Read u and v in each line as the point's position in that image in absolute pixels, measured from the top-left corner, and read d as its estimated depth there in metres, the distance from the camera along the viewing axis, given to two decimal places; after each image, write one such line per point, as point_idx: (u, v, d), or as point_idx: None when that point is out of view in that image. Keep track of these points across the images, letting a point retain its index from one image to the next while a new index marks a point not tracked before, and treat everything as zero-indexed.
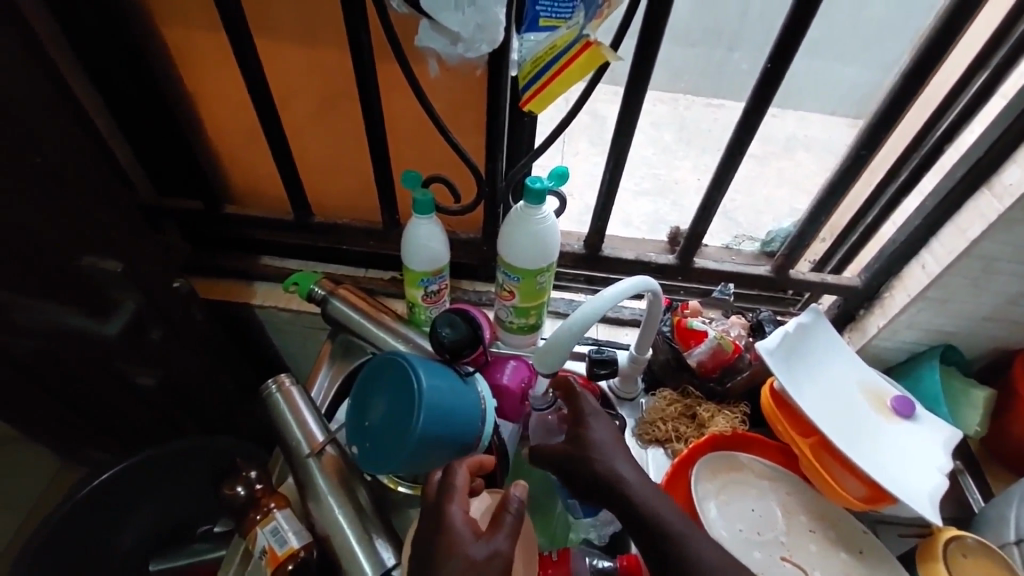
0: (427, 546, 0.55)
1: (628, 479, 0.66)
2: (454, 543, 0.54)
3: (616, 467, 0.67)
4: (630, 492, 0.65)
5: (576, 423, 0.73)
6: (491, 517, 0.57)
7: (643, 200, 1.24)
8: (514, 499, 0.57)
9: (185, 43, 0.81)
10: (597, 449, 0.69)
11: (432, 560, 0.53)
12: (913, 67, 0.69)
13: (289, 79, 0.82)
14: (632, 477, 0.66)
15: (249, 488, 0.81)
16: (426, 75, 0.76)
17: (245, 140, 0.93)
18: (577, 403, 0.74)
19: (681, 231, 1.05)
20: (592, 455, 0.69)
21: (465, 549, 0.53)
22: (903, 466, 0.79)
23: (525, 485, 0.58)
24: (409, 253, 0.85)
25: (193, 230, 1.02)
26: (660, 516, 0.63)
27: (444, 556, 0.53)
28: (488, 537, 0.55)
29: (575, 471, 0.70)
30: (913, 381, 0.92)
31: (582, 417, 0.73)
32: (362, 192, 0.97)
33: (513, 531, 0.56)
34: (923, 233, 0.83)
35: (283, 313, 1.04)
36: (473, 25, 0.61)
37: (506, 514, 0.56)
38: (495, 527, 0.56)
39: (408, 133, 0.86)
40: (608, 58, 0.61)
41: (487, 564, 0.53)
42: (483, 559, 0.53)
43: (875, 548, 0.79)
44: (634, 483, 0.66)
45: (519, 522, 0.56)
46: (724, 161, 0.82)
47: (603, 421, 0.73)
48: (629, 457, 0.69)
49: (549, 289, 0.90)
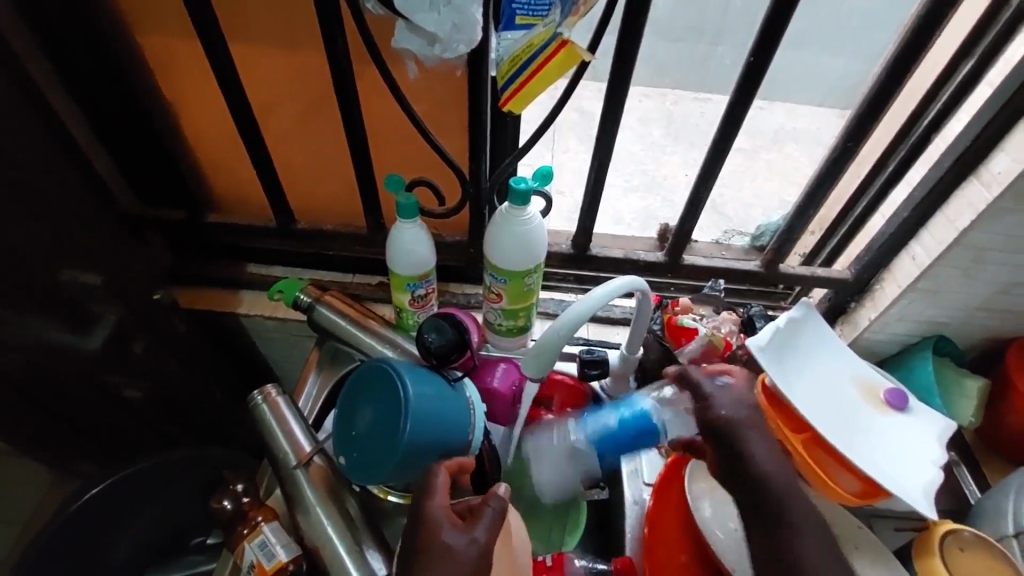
0: (409, 535, 0.55)
1: (757, 458, 0.62)
2: (431, 530, 0.54)
3: (745, 445, 0.62)
4: (765, 478, 0.60)
5: (699, 400, 0.66)
6: (472, 512, 0.56)
7: (633, 197, 1.23)
8: (495, 492, 0.56)
9: (159, 50, 0.79)
10: (731, 427, 0.63)
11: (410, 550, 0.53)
12: (898, 58, 0.69)
13: (267, 84, 0.80)
14: (764, 456, 0.62)
15: (236, 501, 0.79)
16: (405, 78, 0.75)
17: (225, 149, 0.92)
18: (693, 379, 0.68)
19: (670, 227, 1.05)
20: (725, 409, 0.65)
21: (443, 536, 0.53)
22: (898, 461, 0.78)
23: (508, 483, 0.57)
24: (394, 257, 0.84)
25: (176, 239, 1.00)
26: (784, 503, 0.59)
27: (423, 546, 0.53)
28: (467, 528, 0.54)
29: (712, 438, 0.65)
30: (905, 372, 0.92)
31: (707, 394, 0.66)
32: (345, 196, 0.95)
33: (492, 523, 0.54)
34: (912, 225, 0.82)
35: (270, 321, 1.02)
36: (450, 25, 0.59)
37: (485, 508, 0.55)
38: (474, 519, 0.55)
39: (389, 136, 0.84)
40: (585, 56, 0.60)
41: (462, 551, 0.52)
42: (462, 550, 0.52)
43: (870, 544, 0.78)
44: (766, 462, 0.61)
45: (498, 513, 0.55)
46: (710, 157, 0.81)
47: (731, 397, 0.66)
48: (763, 436, 0.64)
49: (537, 290, 0.89)
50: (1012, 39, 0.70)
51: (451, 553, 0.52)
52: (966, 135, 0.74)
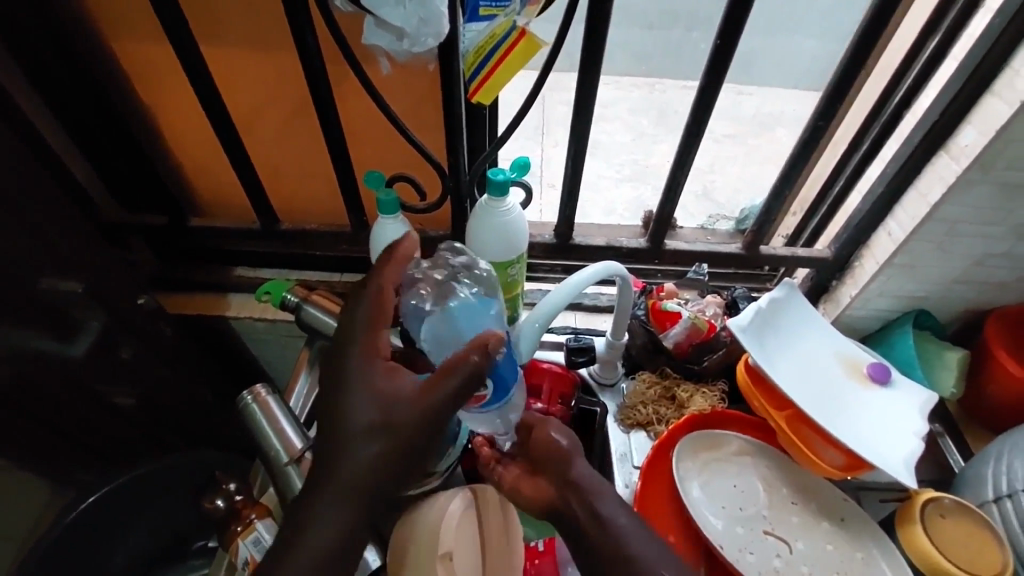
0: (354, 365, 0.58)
1: (583, 479, 0.62)
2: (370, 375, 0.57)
3: (573, 466, 0.63)
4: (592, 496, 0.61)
5: (536, 431, 0.68)
6: (438, 370, 0.56)
7: (625, 187, 1.25)
8: (469, 359, 0.56)
9: (132, 58, 0.80)
10: (558, 459, 0.64)
11: (354, 371, 0.58)
12: (861, 36, 0.69)
13: (242, 86, 0.80)
14: (590, 476, 0.63)
15: (228, 501, 0.79)
16: (378, 74, 0.76)
17: (206, 154, 0.93)
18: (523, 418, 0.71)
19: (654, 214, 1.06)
20: (548, 446, 0.66)
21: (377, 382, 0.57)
22: (880, 434, 0.79)
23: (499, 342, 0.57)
24: (379, 252, 0.85)
25: (164, 245, 1.01)
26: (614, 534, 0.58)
27: (374, 386, 0.57)
28: (428, 388, 0.56)
29: (545, 464, 0.66)
30: (887, 347, 0.93)
31: (543, 423, 0.67)
32: (328, 196, 0.96)
33: (453, 387, 0.56)
34: (886, 201, 0.83)
35: (260, 322, 1.03)
36: (416, 19, 0.60)
37: (453, 372, 0.56)
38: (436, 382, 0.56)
39: (367, 133, 0.85)
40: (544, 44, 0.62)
41: (401, 408, 0.56)
42: (398, 408, 0.56)
43: (857, 516, 0.79)
44: (592, 482, 0.62)
45: (467, 384, 0.55)
46: (684, 143, 0.82)
47: (563, 432, 0.68)
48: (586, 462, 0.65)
49: (522, 280, 0.90)
50: (974, 13, 0.71)
51: (382, 408, 0.56)
52: (933, 109, 0.74)
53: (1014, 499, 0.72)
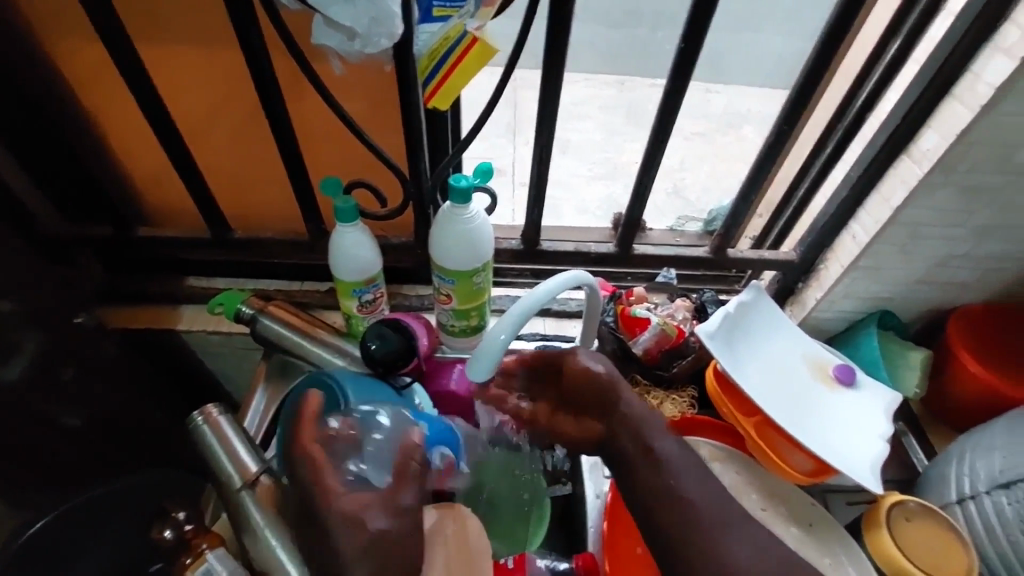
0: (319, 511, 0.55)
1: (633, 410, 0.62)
2: (333, 494, 0.55)
3: (622, 396, 0.63)
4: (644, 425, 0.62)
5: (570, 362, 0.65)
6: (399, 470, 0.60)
7: (597, 185, 1.23)
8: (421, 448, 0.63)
9: (60, 56, 0.74)
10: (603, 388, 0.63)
11: (333, 501, 0.54)
12: (826, 39, 0.68)
13: (185, 88, 0.76)
14: (637, 407, 0.63)
15: (177, 531, 0.78)
16: (331, 76, 0.72)
17: (149, 159, 0.87)
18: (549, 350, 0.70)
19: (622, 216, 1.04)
20: (590, 381, 0.64)
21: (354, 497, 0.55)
22: (845, 438, 0.79)
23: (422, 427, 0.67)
24: (337, 264, 0.83)
25: (108, 255, 0.95)
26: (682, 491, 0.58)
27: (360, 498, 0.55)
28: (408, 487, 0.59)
29: (585, 396, 0.65)
30: (852, 349, 0.94)
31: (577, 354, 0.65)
32: (283, 202, 0.91)
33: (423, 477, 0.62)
34: (851, 204, 0.83)
35: (214, 336, 0.98)
36: (367, 19, 0.57)
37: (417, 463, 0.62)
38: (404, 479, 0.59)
39: (321, 139, 0.81)
40: (497, 49, 0.60)
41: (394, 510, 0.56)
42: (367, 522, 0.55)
43: (824, 520, 0.79)
44: (641, 413, 0.62)
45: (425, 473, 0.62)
46: (651, 146, 0.80)
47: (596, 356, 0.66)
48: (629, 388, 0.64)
49: (488, 288, 0.88)
50: (934, 17, 0.71)
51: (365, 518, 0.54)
52: (895, 113, 0.74)
53: (977, 501, 0.73)
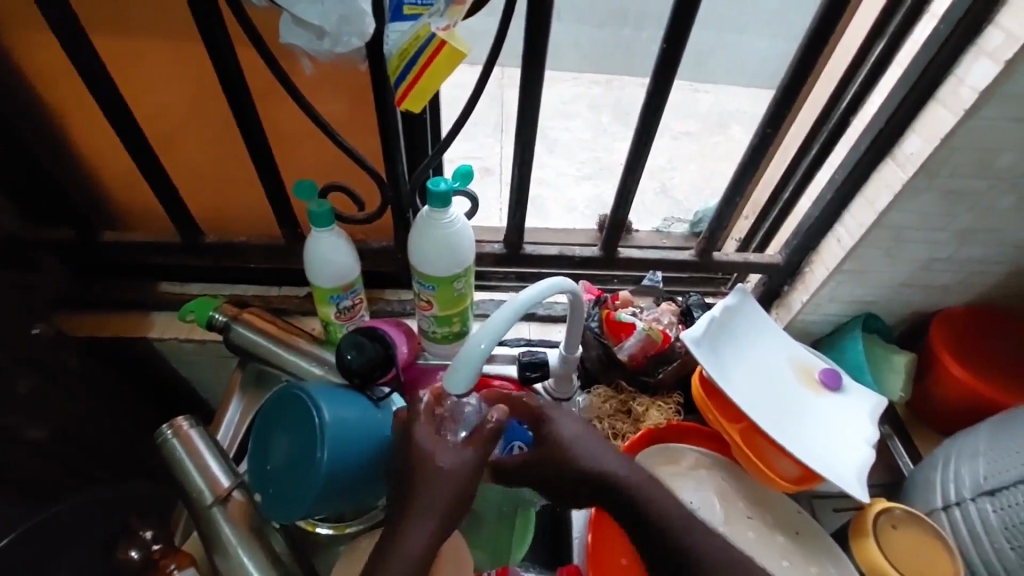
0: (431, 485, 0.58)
1: (618, 472, 0.62)
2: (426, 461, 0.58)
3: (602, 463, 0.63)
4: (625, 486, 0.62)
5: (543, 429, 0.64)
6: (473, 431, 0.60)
7: (584, 184, 1.21)
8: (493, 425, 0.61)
9: (17, 54, 0.70)
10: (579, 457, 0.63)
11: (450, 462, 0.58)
12: (808, 42, 0.67)
13: (150, 87, 0.72)
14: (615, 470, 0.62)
15: (144, 551, 0.79)
16: (303, 76, 0.69)
17: (115, 161, 0.84)
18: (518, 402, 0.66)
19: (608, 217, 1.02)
20: (560, 455, 0.63)
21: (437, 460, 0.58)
22: (830, 444, 0.79)
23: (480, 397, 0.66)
24: (313, 269, 0.81)
25: (75, 261, 0.91)
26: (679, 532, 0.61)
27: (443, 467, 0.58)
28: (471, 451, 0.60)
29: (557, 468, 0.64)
30: (838, 353, 0.93)
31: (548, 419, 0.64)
32: (257, 205, 0.88)
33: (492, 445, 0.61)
34: (835, 207, 0.82)
35: (187, 343, 0.95)
36: (336, 17, 0.55)
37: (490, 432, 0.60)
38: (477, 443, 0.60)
39: (294, 140, 0.78)
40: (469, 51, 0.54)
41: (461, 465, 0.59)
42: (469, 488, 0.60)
43: (810, 528, 0.79)
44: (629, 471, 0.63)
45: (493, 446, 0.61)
46: (634, 149, 0.78)
47: (567, 415, 0.65)
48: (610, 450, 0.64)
49: (471, 294, 0.86)
50: (919, 19, 0.70)
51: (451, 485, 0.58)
52: (879, 116, 0.74)
53: (962, 507, 0.73)
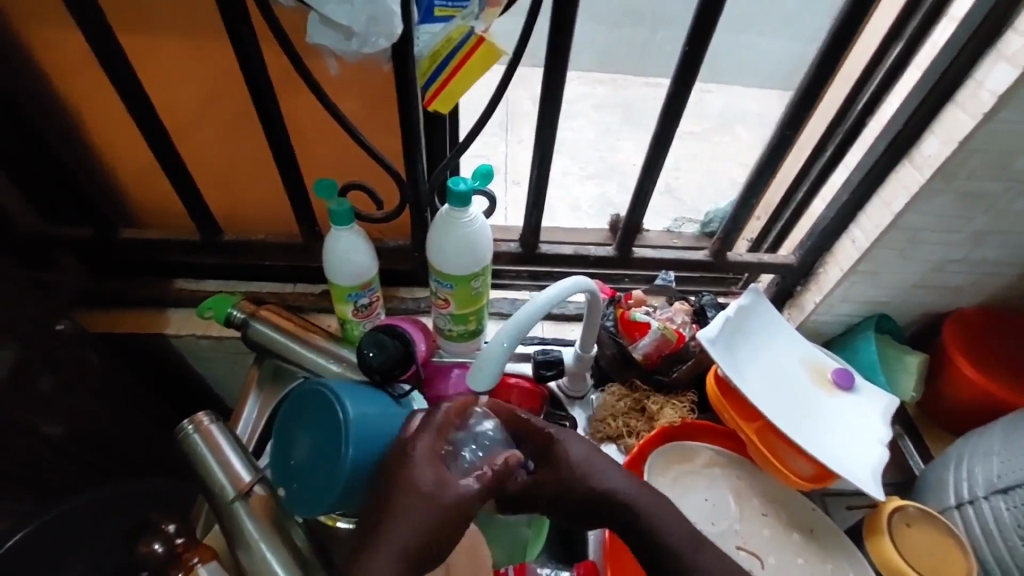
0: (416, 494, 0.53)
1: (619, 490, 0.60)
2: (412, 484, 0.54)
3: (604, 481, 0.61)
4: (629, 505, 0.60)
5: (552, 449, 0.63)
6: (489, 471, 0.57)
7: (590, 183, 1.22)
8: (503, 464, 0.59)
9: (43, 51, 0.71)
10: (584, 473, 0.61)
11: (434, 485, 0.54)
12: (829, 44, 0.68)
13: (174, 85, 0.73)
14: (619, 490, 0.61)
15: (168, 544, 0.78)
16: (327, 76, 0.70)
17: (135, 158, 0.84)
18: (530, 425, 0.65)
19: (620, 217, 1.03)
20: (568, 476, 0.61)
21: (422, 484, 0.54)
22: (844, 443, 0.79)
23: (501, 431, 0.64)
24: (332, 267, 0.82)
25: (92, 259, 0.91)
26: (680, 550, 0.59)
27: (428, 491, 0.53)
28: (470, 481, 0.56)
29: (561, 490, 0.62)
30: (850, 353, 0.94)
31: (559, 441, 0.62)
32: (275, 203, 0.88)
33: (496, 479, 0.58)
34: (850, 208, 0.83)
35: (203, 340, 0.95)
36: (364, 17, 0.55)
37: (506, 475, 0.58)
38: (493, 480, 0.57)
39: (315, 138, 0.78)
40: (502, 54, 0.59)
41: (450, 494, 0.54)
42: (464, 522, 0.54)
43: (825, 526, 0.79)
44: (629, 492, 0.60)
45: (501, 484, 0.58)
46: (652, 149, 0.79)
47: (576, 435, 0.64)
48: (616, 472, 0.62)
49: (487, 293, 0.86)
50: (937, 23, 0.71)
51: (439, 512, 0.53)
52: (896, 118, 0.74)
53: (975, 506, 0.73)
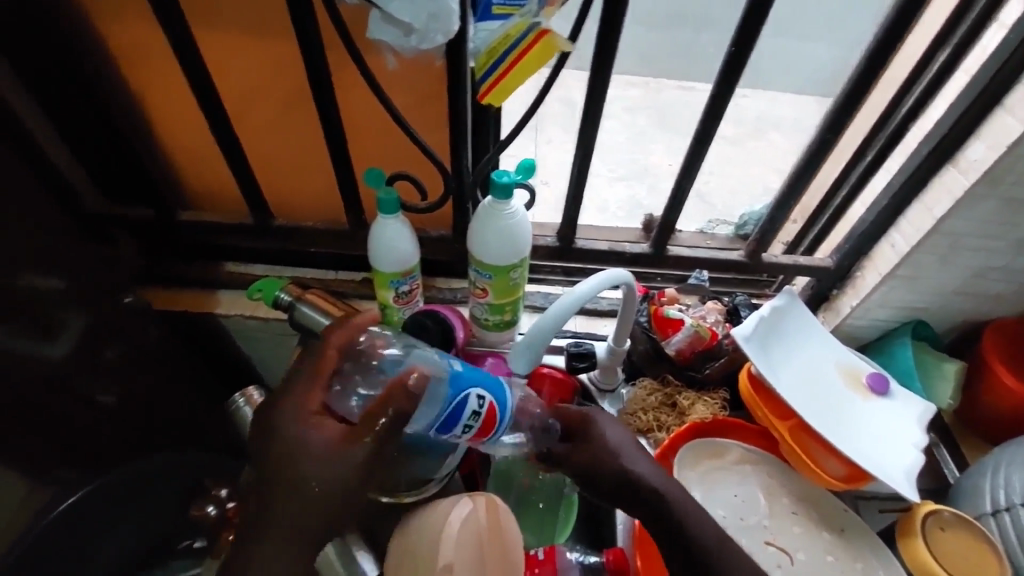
0: (289, 425, 0.59)
1: (641, 472, 0.64)
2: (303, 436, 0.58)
3: (633, 465, 0.64)
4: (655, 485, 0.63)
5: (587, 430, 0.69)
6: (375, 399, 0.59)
7: (618, 186, 1.23)
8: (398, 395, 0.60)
9: (122, 44, 0.76)
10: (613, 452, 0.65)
11: (287, 427, 0.59)
12: (876, 47, 0.68)
13: (238, 78, 0.77)
14: (650, 472, 0.64)
15: (219, 508, 0.81)
16: (383, 70, 0.73)
17: (198, 146, 0.89)
18: (566, 411, 0.73)
19: (654, 217, 1.04)
20: (602, 455, 0.66)
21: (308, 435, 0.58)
22: (878, 446, 0.79)
23: (419, 372, 0.62)
24: (377, 254, 0.85)
25: (151, 240, 0.97)
26: (687, 527, 0.61)
27: (300, 436, 0.58)
28: (328, 431, 0.59)
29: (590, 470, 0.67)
30: (885, 358, 0.94)
31: (593, 422, 0.69)
32: (325, 192, 0.92)
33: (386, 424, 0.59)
34: (891, 212, 0.83)
35: (251, 321, 1.00)
36: (425, 15, 0.58)
37: (382, 413, 0.59)
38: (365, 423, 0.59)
39: (367, 130, 0.82)
40: (562, 47, 0.60)
41: (339, 459, 0.58)
42: (318, 471, 0.57)
43: (857, 526, 0.79)
44: (651, 475, 0.63)
45: (390, 419, 0.59)
46: (693, 149, 0.80)
47: (610, 422, 0.69)
48: (647, 457, 0.66)
49: (524, 284, 0.89)
50: (988, 28, 0.70)
51: (325, 454, 0.58)
52: (943, 122, 0.74)
53: (1012, 513, 0.73)
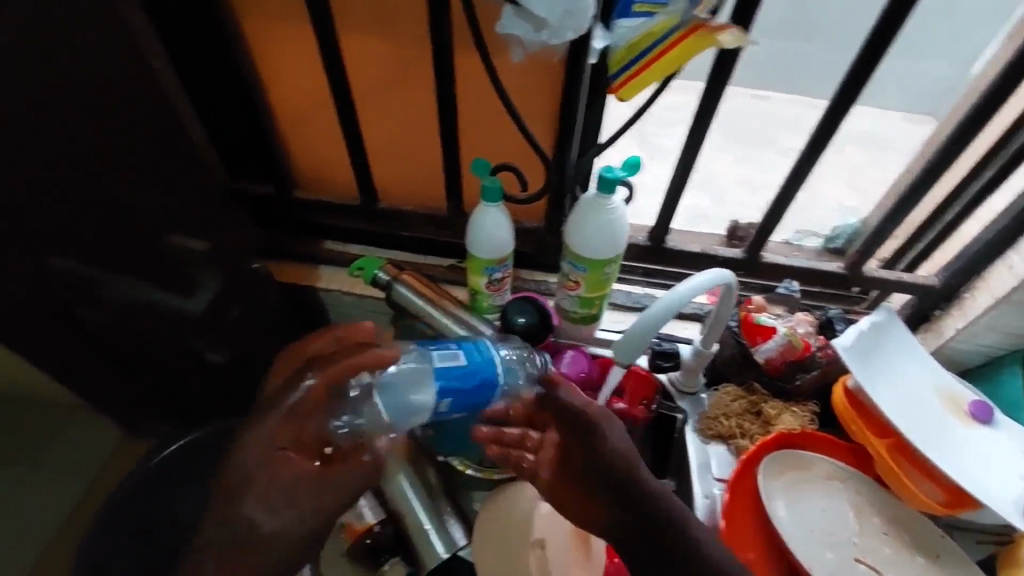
0: (249, 466, 0.53)
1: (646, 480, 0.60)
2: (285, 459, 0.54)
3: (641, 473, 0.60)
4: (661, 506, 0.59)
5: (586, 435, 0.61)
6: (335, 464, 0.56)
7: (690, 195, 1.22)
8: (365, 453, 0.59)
9: (263, 39, 0.82)
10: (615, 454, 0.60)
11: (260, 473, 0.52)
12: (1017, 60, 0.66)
13: (367, 70, 0.82)
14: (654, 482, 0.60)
15: None
16: (507, 65, 0.77)
17: (316, 133, 0.94)
18: (574, 405, 0.62)
19: (739, 225, 1.02)
20: (602, 454, 0.60)
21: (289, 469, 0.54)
22: (983, 474, 0.76)
23: (385, 439, 0.63)
24: (475, 241, 0.89)
25: (264, 216, 1.05)
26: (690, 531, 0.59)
27: (270, 470, 0.53)
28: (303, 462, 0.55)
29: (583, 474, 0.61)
30: (990, 386, 0.89)
31: (595, 427, 0.61)
32: (429, 181, 0.96)
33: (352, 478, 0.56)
34: (1012, 233, 0.79)
35: (347, 296, 1.06)
36: (561, 11, 0.61)
37: (354, 471, 0.56)
38: (334, 472, 0.55)
39: (478, 122, 0.85)
40: (713, 43, 0.61)
41: (318, 492, 0.54)
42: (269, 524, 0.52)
43: (953, 554, 0.76)
44: (663, 496, 0.60)
45: (360, 477, 0.57)
46: (805, 155, 0.81)
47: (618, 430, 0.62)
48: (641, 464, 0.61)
49: (613, 280, 0.90)
50: None
51: (292, 492, 0.53)
52: None
53: None
